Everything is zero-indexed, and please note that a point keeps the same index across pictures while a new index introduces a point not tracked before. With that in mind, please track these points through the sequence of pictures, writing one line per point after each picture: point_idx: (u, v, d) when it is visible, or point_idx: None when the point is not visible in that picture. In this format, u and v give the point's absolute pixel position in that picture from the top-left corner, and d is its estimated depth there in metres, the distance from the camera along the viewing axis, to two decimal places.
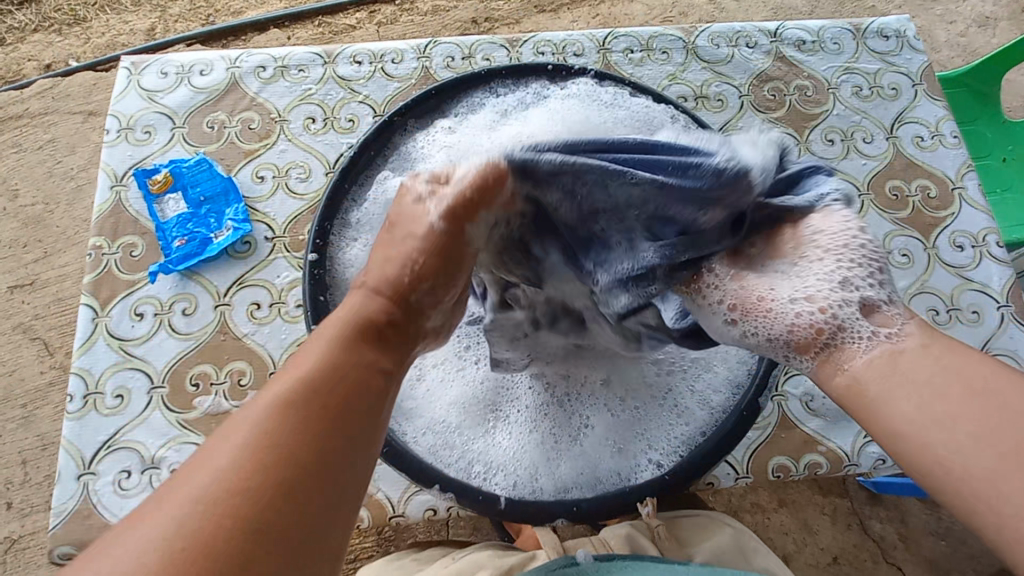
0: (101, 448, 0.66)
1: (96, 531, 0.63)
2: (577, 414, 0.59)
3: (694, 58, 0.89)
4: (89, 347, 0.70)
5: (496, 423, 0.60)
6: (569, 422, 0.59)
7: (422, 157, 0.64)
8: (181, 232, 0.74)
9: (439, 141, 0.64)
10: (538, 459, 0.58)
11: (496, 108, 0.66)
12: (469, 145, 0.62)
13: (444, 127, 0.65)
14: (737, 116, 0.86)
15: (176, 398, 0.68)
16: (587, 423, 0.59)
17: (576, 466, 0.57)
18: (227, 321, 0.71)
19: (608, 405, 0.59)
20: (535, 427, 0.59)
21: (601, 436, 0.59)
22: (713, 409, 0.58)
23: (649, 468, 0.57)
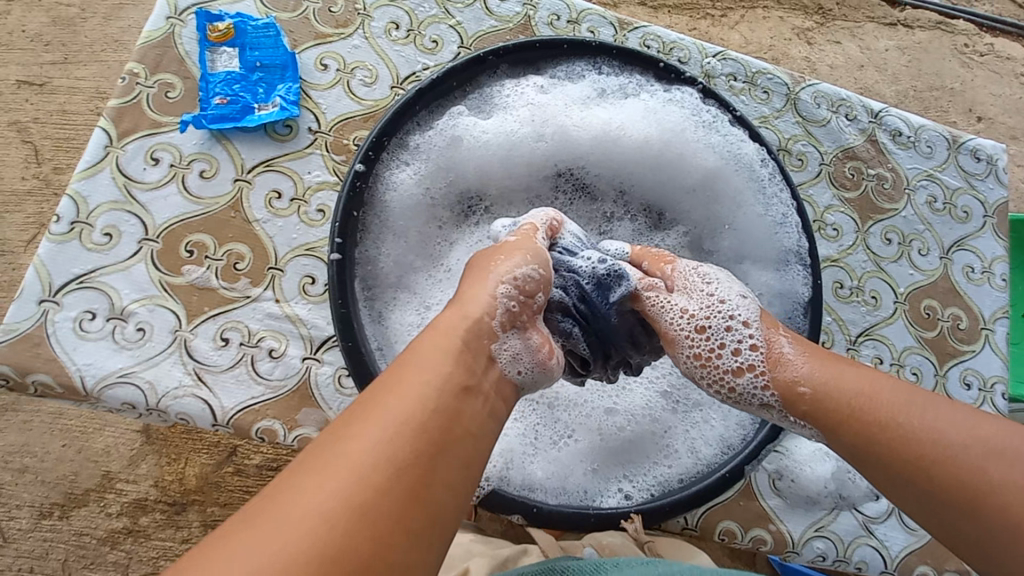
0: (72, 281, 0.62)
1: (40, 362, 0.59)
2: (566, 419, 0.59)
3: (791, 109, 0.85)
4: (92, 174, 0.65)
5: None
6: (554, 424, 0.58)
7: (503, 107, 0.62)
8: (224, 91, 0.69)
9: (526, 97, 0.62)
10: (513, 447, 0.56)
11: (594, 85, 0.64)
12: (555, 113, 0.62)
13: (536, 85, 0.63)
14: (811, 182, 0.83)
15: (166, 258, 0.64)
16: (571, 432, 0.58)
17: (549, 471, 0.56)
18: (242, 200, 0.67)
19: (597, 424, 0.59)
20: (520, 418, 0.58)
21: (583, 451, 0.57)
22: (699, 459, 0.58)
23: (614, 497, 0.56)
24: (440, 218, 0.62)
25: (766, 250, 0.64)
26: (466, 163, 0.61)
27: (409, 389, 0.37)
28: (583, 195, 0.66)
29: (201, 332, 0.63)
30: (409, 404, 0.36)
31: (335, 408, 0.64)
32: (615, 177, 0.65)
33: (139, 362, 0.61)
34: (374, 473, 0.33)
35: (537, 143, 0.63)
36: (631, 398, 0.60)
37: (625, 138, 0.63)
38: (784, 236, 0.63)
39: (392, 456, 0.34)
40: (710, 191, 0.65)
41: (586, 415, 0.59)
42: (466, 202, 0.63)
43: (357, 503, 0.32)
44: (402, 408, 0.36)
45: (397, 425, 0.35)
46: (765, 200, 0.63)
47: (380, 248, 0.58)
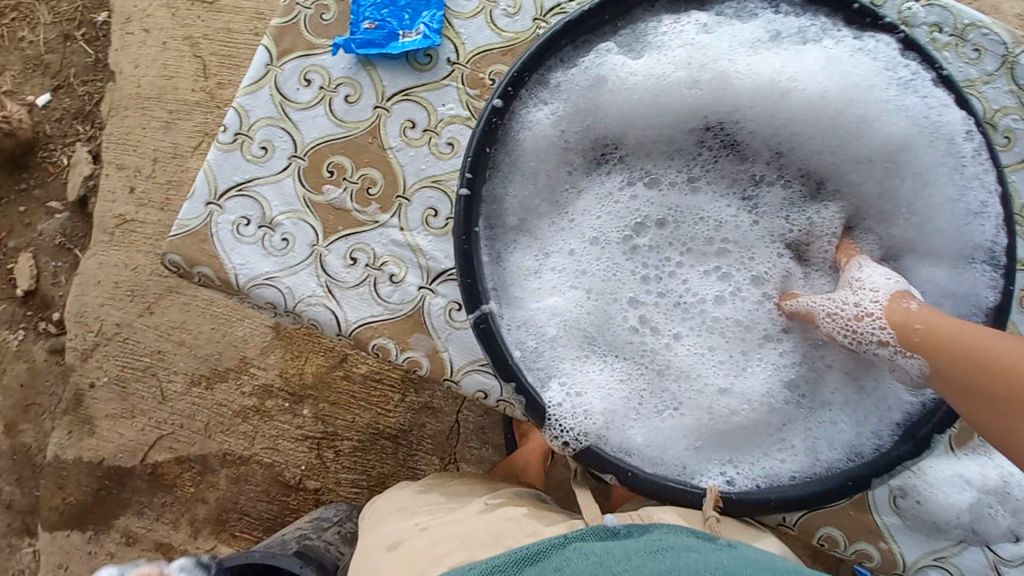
0: (233, 188, 0.69)
1: (204, 257, 0.68)
2: (675, 391, 0.56)
3: (1008, 72, 0.69)
4: (255, 90, 0.70)
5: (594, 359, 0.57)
6: (661, 393, 0.56)
7: (658, 47, 0.57)
8: (373, 16, 0.70)
9: (685, 36, 0.56)
10: (616, 410, 0.55)
11: (767, 28, 0.56)
12: (717, 56, 0.56)
13: (699, 23, 0.56)
14: (1015, 166, 0.69)
15: (311, 176, 0.69)
16: (678, 405, 0.56)
17: (648, 439, 0.54)
18: (380, 127, 0.69)
19: (709, 402, 0.55)
20: (625, 380, 0.56)
21: (688, 426, 0.55)
22: (818, 460, 0.53)
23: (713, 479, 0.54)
24: (573, 164, 0.60)
25: (947, 240, 0.55)
26: (607, 106, 0.58)
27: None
28: (731, 153, 0.60)
29: (334, 249, 0.68)
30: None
31: (444, 339, 0.67)
32: (773, 137, 0.58)
33: (281, 269, 0.67)
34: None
35: (690, 91, 0.57)
36: (749, 382, 0.56)
37: (794, 94, 0.55)
38: (976, 229, 0.53)
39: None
40: (889, 165, 0.56)
41: (696, 391, 0.56)
42: (601, 148, 0.60)
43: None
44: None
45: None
46: (958, 182, 0.53)
47: (509, 189, 0.58)
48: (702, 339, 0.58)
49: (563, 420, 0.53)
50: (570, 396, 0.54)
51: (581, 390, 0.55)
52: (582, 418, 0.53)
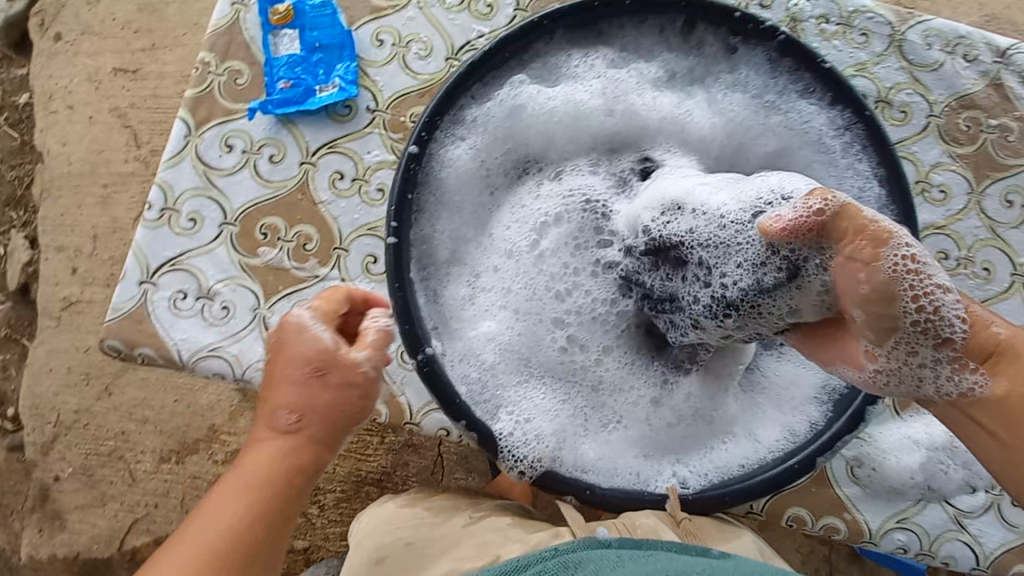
0: (166, 263, 0.68)
1: (144, 337, 0.66)
2: (614, 404, 0.58)
3: (895, 52, 0.74)
4: (176, 163, 0.69)
5: (535, 383, 0.58)
6: (602, 407, 0.58)
7: (571, 79, 0.61)
8: (287, 74, 0.71)
9: (595, 72, 0.61)
10: (564, 429, 0.56)
11: (662, 65, 0.62)
12: (621, 86, 0.61)
13: (606, 58, 0.61)
14: (917, 137, 0.73)
15: (244, 240, 0.68)
16: (620, 417, 0.57)
17: (600, 453, 0.56)
18: (308, 182, 0.70)
19: (645, 413, 0.57)
20: (567, 400, 0.58)
21: (632, 435, 0.57)
22: (761, 448, 0.56)
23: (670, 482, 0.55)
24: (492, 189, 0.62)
25: None
26: (525, 135, 0.61)
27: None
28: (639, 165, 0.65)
29: (277, 310, 0.67)
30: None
31: (399, 383, 0.67)
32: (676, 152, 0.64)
33: (225, 337, 0.67)
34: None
35: (607, 118, 0.62)
36: (679, 390, 0.58)
37: (688, 125, 0.62)
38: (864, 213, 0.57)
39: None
40: (778, 168, 0.62)
41: (630, 404, 0.58)
42: (519, 173, 0.62)
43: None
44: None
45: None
46: (839, 173, 0.59)
47: (436, 223, 0.58)
48: (626, 352, 0.59)
49: (515, 448, 0.54)
50: (521, 425, 0.55)
51: (529, 415, 0.56)
52: (534, 443, 0.54)
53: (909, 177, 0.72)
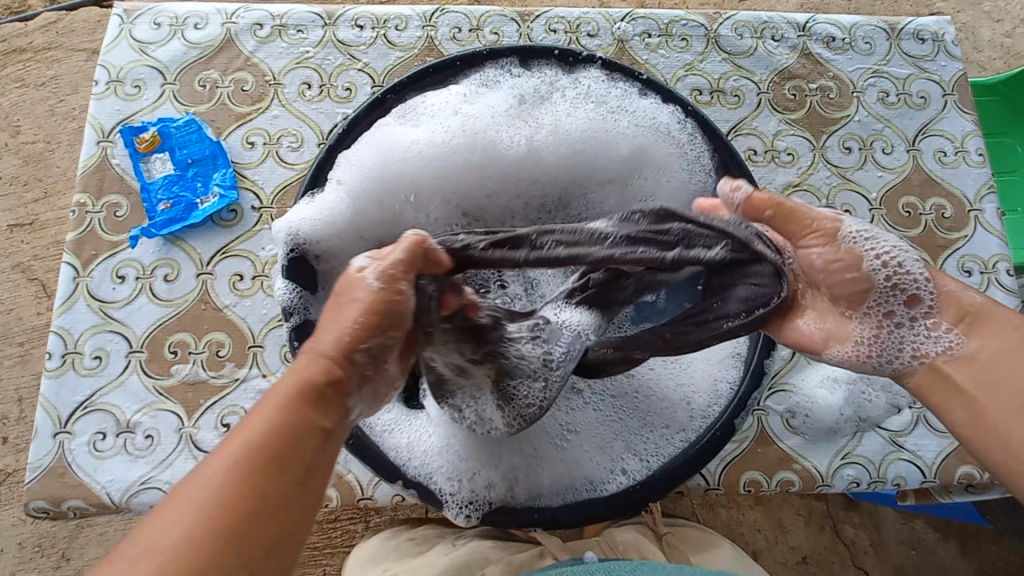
0: (78, 408, 0.66)
1: (70, 489, 0.64)
2: (564, 412, 0.60)
3: (714, 48, 0.83)
4: (70, 306, 0.69)
5: (492, 435, 0.58)
6: (557, 423, 0.60)
7: (430, 116, 0.64)
8: (166, 195, 0.73)
9: (452, 108, 0.64)
10: (519, 466, 0.57)
11: (512, 91, 0.66)
12: (482, 123, 0.65)
13: (459, 96, 0.65)
14: (754, 114, 0.81)
15: (154, 364, 0.68)
16: (571, 428, 0.60)
17: (556, 476, 0.57)
18: (209, 291, 0.70)
19: (593, 404, 0.61)
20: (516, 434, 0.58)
21: (589, 447, 0.59)
22: (693, 410, 0.60)
23: (618, 482, 0.57)
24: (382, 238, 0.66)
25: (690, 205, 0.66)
26: (400, 176, 0.65)
27: (284, 395, 0.42)
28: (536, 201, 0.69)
29: (203, 424, 0.66)
30: (269, 423, 0.40)
31: (343, 462, 0.66)
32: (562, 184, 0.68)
33: (155, 466, 0.65)
34: (199, 516, 0.37)
35: (470, 154, 0.66)
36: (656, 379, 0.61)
37: (547, 146, 0.67)
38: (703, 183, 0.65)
39: (238, 483, 0.38)
40: (637, 169, 0.68)
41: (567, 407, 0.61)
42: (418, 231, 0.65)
43: (219, 561, 0.36)
44: (243, 446, 0.39)
45: (246, 457, 0.39)
46: (687, 163, 0.66)
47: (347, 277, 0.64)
48: None
49: (454, 494, 0.56)
50: (466, 479, 0.56)
51: (481, 463, 0.57)
52: (486, 489, 0.56)
53: (759, 149, 0.80)
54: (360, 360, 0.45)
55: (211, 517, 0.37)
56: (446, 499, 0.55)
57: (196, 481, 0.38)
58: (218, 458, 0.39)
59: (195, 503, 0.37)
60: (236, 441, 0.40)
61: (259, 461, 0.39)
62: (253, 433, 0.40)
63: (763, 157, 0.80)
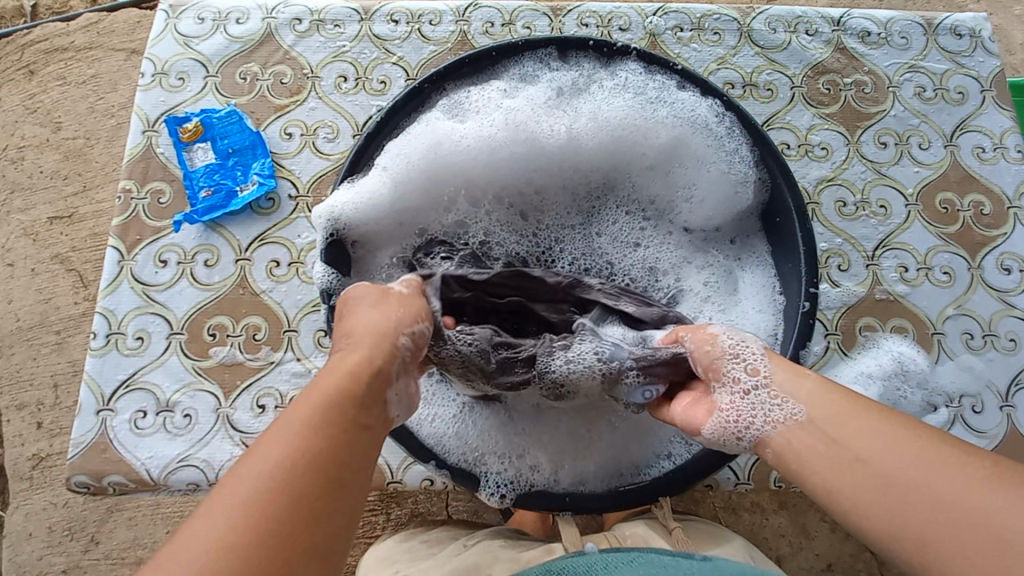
0: (120, 386, 0.69)
1: (111, 464, 0.66)
2: None
3: (747, 42, 0.83)
4: (115, 288, 0.72)
5: (540, 420, 0.60)
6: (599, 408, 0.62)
7: (474, 112, 0.66)
8: (208, 183, 0.75)
9: (494, 102, 0.66)
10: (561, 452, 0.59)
11: (550, 84, 0.68)
12: (519, 113, 0.66)
13: (499, 89, 0.67)
14: (786, 109, 0.81)
15: (193, 345, 0.70)
16: None
17: (601, 462, 0.59)
18: (247, 276, 0.72)
19: None
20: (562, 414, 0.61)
21: (631, 432, 0.60)
22: None
23: (662, 467, 0.58)
24: (424, 223, 0.68)
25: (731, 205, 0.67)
26: (444, 171, 0.66)
27: (338, 375, 0.40)
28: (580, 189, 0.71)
29: (239, 404, 0.68)
30: (308, 442, 0.36)
31: None
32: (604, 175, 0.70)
33: (192, 444, 0.67)
34: (259, 487, 0.33)
35: (512, 147, 0.67)
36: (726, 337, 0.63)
37: (586, 134, 0.68)
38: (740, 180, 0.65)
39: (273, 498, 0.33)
40: (675, 160, 0.69)
41: None
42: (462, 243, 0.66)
43: (259, 536, 0.31)
44: (299, 424, 0.36)
45: (298, 430, 0.36)
46: (727, 155, 0.66)
47: (379, 258, 0.67)
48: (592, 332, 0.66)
49: (498, 478, 0.57)
50: (511, 464, 0.58)
51: (524, 451, 0.59)
52: (529, 476, 0.58)
53: (792, 143, 0.79)
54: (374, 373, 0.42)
55: (277, 485, 0.33)
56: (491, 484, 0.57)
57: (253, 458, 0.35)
58: (279, 425, 0.36)
59: (260, 470, 0.34)
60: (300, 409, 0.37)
61: (319, 432, 0.36)
62: (315, 404, 0.38)
63: (796, 151, 0.79)
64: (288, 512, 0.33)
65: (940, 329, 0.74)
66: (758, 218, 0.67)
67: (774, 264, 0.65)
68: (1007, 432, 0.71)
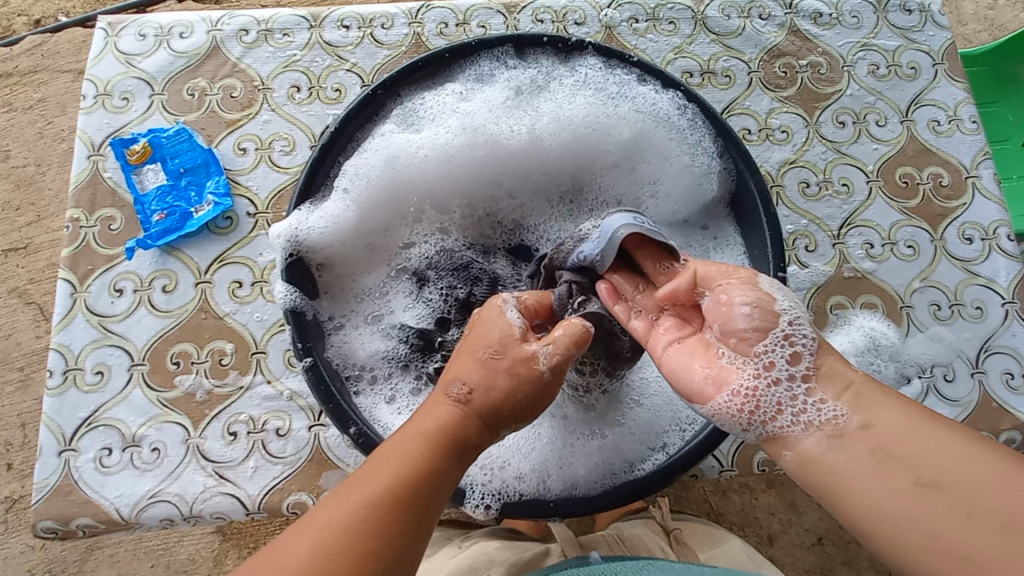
0: (82, 425, 0.66)
1: (78, 507, 0.63)
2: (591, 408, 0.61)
3: (702, 30, 0.83)
4: (69, 322, 0.68)
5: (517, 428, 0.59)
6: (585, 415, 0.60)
7: (429, 117, 0.65)
8: (160, 206, 0.72)
9: (450, 107, 0.65)
10: (549, 457, 0.58)
11: (507, 84, 0.66)
12: (478, 116, 0.66)
13: (456, 92, 0.65)
14: (745, 94, 0.81)
15: (157, 376, 0.67)
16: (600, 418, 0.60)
17: (589, 465, 0.57)
18: (208, 299, 0.70)
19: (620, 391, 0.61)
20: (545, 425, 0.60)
21: (619, 433, 0.59)
22: None
23: (655, 461, 0.57)
24: (396, 242, 0.67)
25: (693, 202, 0.68)
26: (405, 182, 0.65)
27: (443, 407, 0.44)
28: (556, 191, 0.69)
29: (210, 433, 0.66)
30: (397, 470, 0.40)
31: (354, 464, 0.66)
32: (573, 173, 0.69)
33: (163, 479, 0.64)
34: (384, 493, 0.39)
35: (471, 151, 0.66)
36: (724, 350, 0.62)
37: (549, 134, 0.67)
38: (699, 168, 0.66)
39: (370, 523, 0.38)
40: (638, 155, 0.68)
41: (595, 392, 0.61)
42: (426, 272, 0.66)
43: (362, 532, 0.37)
44: (410, 451, 0.41)
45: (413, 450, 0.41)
46: (690, 148, 0.65)
47: (355, 281, 0.66)
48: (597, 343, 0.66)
49: (485, 493, 0.55)
50: (498, 470, 0.57)
51: (506, 461, 0.57)
52: (515, 486, 0.56)
53: (752, 128, 0.80)
54: (467, 395, 0.45)
55: (385, 497, 0.39)
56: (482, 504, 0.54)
57: (384, 468, 0.41)
58: (404, 445, 0.42)
59: (382, 483, 0.39)
60: (417, 434, 0.42)
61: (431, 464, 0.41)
62: (424, 434, 0.42)
63: (757, 136, 0.80)
64: (399, 520, 0.38)
65: (908, 302, 0.75)
66: (726, 206, 0.66)
67: (742, 247, 0.64)
68: (980, 398, 0.72)
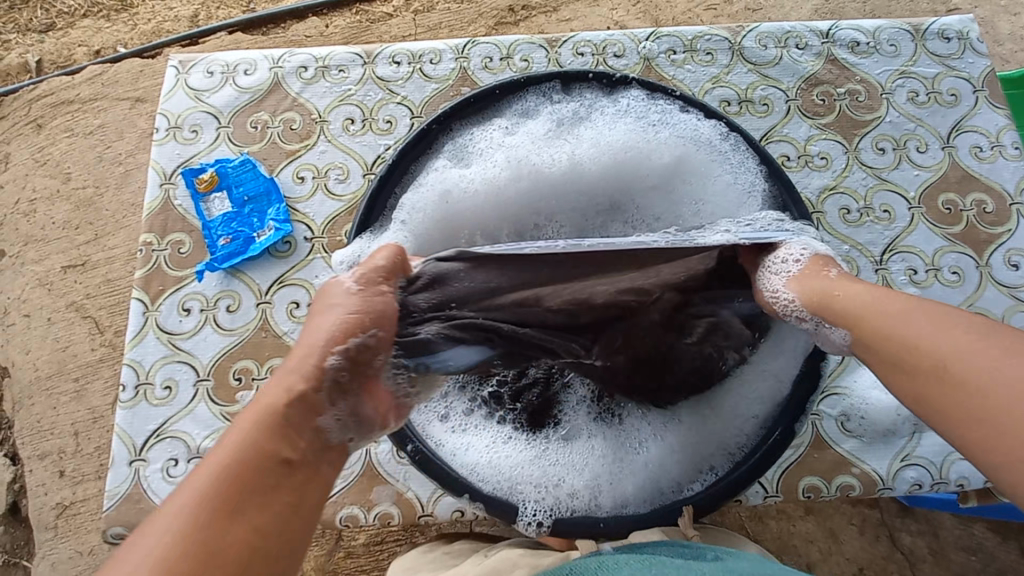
0: (151, 436, 0.70)
1: (145, 514, 0.67)
2: (635, 430, 0.61)
3: (740, 60, 0.85)
4: (141, 340, 0.73)
5: (568, 445, 0.61)
6: (629, 434, 0.61)
7: (476, 151, 0.68)
8: (226, 231, 0.77)
9: (497, 142, 0.68)
10: (600, 474, 0.60)
11: (550, 117, 0.69)
12: (523, 148, 0.68)
13: (502, 127, 0.69)
14: (783, 122, 0.83)
15: (221, 392, 0.71)
16: (645, 439, 0.60)
17: (640, 484, 0.59)
18: (268, 319, 0.74)
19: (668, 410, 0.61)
20: (595, 444, 0.61)
21: (666, 450, 0.60)
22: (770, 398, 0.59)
23: (704, 482, 0.58)
24: None
25: None
26: (458, 215, 0.66)
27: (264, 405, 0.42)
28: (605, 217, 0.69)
29: None
30: (226, 472, 0.38)
31: (403, 480, 0.68)
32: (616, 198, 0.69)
33: None
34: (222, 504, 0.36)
35: (517, 182, 0.67)
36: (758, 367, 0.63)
37: (589, 159, 0.68)
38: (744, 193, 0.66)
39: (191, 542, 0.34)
40: (680, 179, 0.68)
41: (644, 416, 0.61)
42: None
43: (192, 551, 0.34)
44: (234, 452, 0.39)
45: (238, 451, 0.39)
46: (733, 168, 0.67)
47: None
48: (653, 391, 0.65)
49: (536, 512, 0.57)
50: (551, 487, 0.59)
51: (560, 479, 0.59)
52: (569, 503, 0.58)
53: (791, 155, 0.81)
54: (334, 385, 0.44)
55: (215, 510, 0.36)
56: (534, 522, 0.56)
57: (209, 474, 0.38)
58: (232, 447, 0.39)
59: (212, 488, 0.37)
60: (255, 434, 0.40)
61: (260, 466, 0.39)
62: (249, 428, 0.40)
63: (796, 163, 0.81)
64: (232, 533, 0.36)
65: None
66: None
67: None
68: None
